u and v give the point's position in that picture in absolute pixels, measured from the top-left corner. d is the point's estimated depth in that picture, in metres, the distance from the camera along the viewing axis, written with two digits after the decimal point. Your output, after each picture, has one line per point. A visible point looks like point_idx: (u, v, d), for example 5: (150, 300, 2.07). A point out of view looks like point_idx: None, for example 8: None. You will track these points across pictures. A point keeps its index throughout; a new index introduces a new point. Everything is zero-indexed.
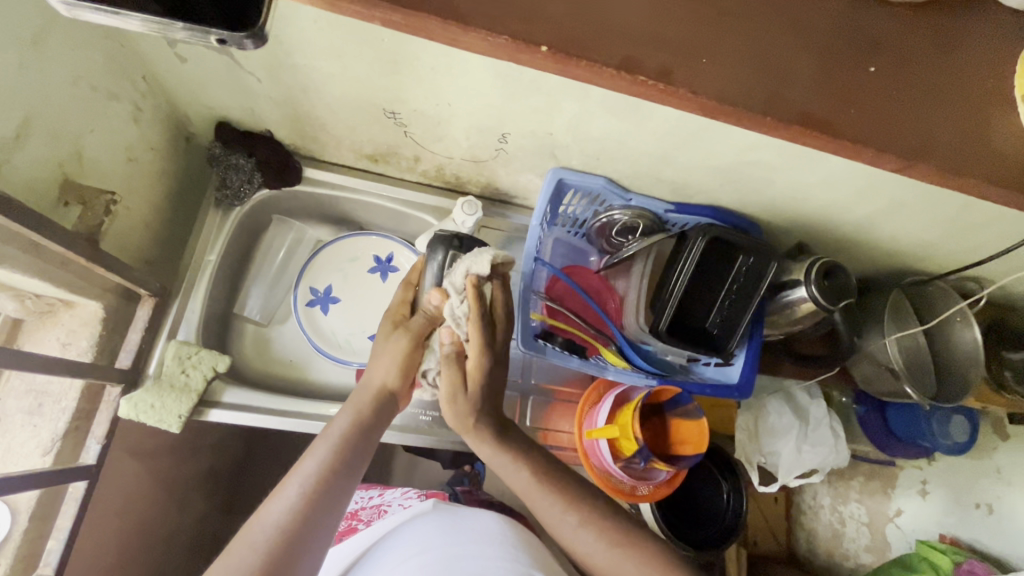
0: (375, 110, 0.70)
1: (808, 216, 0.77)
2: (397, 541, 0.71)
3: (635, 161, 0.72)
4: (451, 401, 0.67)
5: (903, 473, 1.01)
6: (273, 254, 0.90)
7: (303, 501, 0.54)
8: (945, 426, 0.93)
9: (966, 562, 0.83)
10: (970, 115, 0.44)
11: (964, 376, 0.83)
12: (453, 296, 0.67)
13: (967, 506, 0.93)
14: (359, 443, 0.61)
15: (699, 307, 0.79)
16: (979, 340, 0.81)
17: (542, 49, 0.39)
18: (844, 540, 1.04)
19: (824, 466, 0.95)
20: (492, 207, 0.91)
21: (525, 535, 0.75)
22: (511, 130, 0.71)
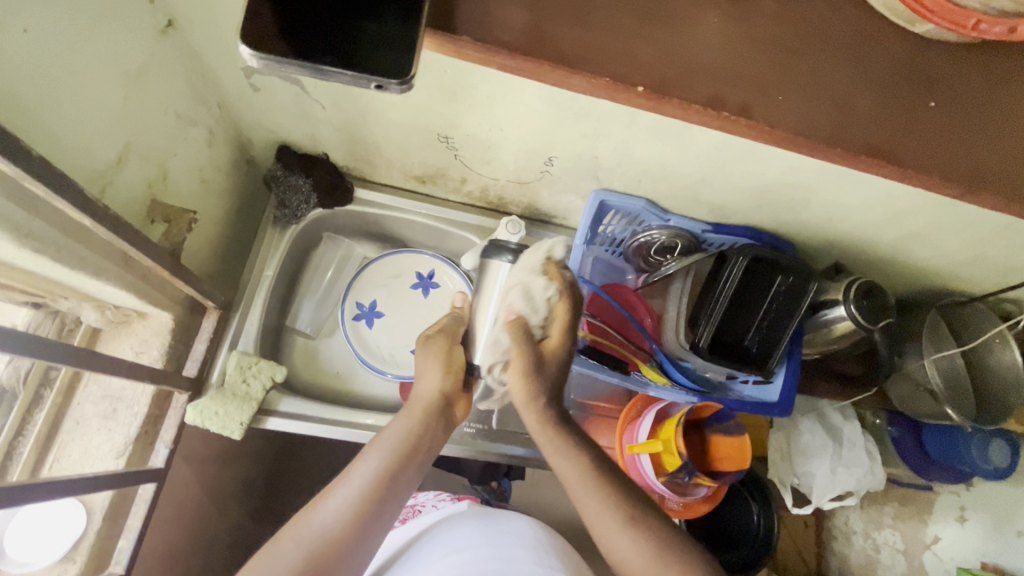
0: (428, 134, 0.74)
1: (844, 237, 0.79)
2: (432, 539, 0.72)
3: (676, 183, 0.75)
4: (523, 377, 0.67)
5: (941, 498, 1.01)
6: (322, 271, 0.94)
7: (351, 508, 0.56)
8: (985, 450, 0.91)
9: None
10: (1017, 144, 0.47)
11: (1005, 396, 0.83)
12: (533, 278, 0.68)
13: (1007, 533, 0.92)
14: (410, 455, 0.62)
15: (738, 324, 0.80)
16: (1020, 362, 0.81)
17: (638, 89, 0.43)
18: (878, 568, 1.02)
19: (860, 489, 0.93)
20: (531, 226, 0.94)
21: (558, 543, 0.73)
22: (557, 154, 0.74)
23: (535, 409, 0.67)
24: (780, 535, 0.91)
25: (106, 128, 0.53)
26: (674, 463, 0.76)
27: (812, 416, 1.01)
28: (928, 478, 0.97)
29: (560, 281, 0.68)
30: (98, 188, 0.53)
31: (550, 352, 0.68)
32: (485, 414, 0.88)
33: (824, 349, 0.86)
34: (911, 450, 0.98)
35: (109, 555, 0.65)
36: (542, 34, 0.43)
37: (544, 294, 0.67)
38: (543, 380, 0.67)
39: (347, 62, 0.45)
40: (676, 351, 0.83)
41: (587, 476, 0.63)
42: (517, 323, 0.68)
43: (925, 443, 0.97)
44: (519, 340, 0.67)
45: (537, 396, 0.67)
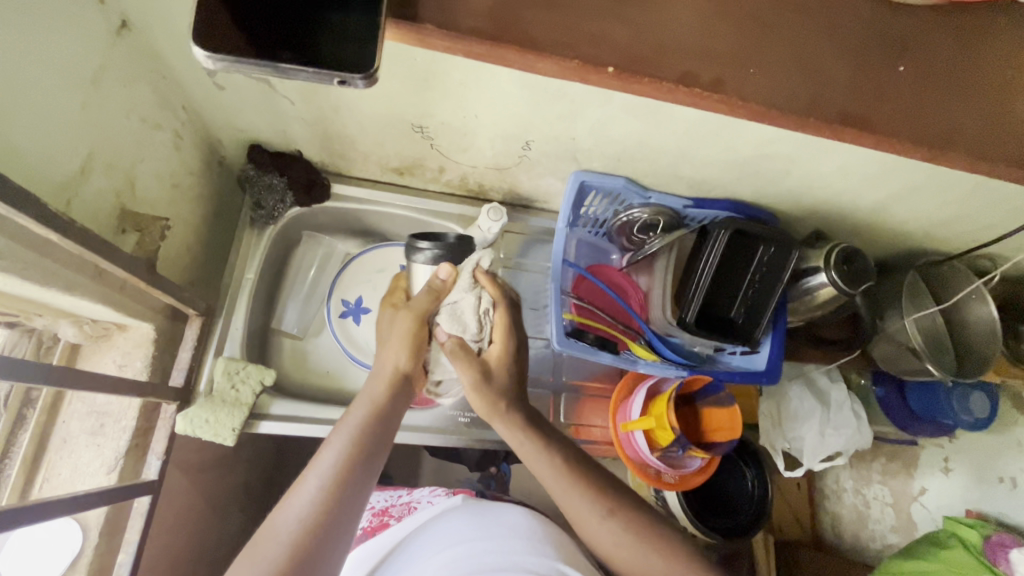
0: (403, 125, 0.73)
1: (823, 205, 0.80)
2: (428, 539, 0.70)
3: (655, 159, 0.75)
4: (475, 389, 0.69)
5: (925, 452, 1.05)
6: (305, 270, 0.93)
7: (325, 495, 0.55)
8: (965, 402, 0.96)
9: (996, 535, 0.87)
10: (987, 105, 0.48)
11: (982, 351, 0.85)
12: (468, 292, 0.71)
13: (990, 481, 0.96)
14: (376, 433, 0.62)
15: (724, 297, 0.81)
16: (995, 316, 0.84)
17: (610, 69, 0.42)
18: (869, 522, 1.09)
19: (848, 449, 0.98)
20: (513, 212, 0.94)
21: (553, 531, 0.71)
22: (535, 137, 0.74)
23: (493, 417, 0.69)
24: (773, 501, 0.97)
25: (66, 138, 0.51)
26: (667, 439, 0.77)
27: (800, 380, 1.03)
28: (912, 433, 1.02)
29: (497, 285, 0.73)
30: (64, 200, 0.52)
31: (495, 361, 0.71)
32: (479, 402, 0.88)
33: (808, 316, 0.88)
34: (897, 407, 1.01)
35: (110, 571, 0.65)
36: (514, 18, 0.42)
37: (480, 304, 0.71)
38: (497, 387, 0.70)
39: (314, 57, 0.44)
40: (663, 328, 0.84)
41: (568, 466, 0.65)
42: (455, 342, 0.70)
43: (910, 400, 1.01)
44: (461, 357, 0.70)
45: (500, 400, 0.69)
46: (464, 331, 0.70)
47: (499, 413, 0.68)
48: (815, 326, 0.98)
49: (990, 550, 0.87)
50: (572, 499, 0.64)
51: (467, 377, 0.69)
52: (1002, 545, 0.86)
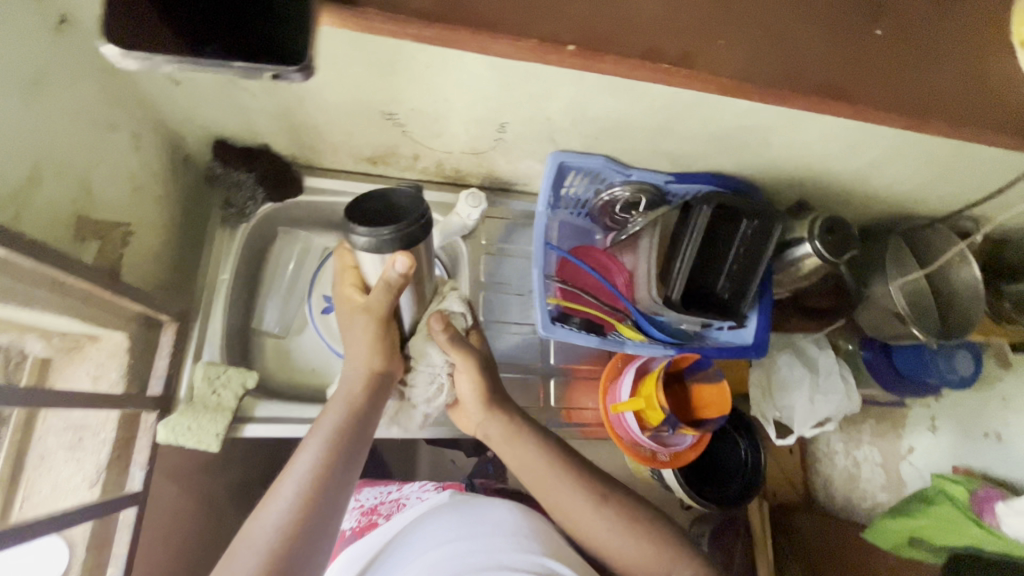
0: (372, 113, 0.71)
1: (805, 174, 0.79)
2: (414, 539, 0.67)
3: (633, 136, 0.74)
4: (478, 377, 0.71)
5: (913, 411, 1.07)
6: (283, 266, 0.91)
7: (301, 500, 0.55)
8: (951, 360, 0.96)
9: (982, 491, 0.87)
10: (952, 72, 0.51)
11: (965, 313, 0.86)
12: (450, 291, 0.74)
13: (975, 435, 0.97)
14: (353, 436, 0.61)
15: (709, 272, 0.80)
16: (979, 277, 0.84)
17: (568, 48, 0.44)
18: (860, 481, 1.13)
19: (838, 414, 0.98)
20: (494, 197, 0.92)
21: (539, 523, 0.69)
22: (509, 119, 0.71)
23: (491, 414, 0.71)
24: (766, 471, 0.97)
25: (6, 146, 0.48)
26: (657, 418, 0.78)
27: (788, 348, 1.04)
28: (897, 393, 1.03)
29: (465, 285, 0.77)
30: (11, 210, 0.49)
31: (485, 354, 0.73)
32: None
33: (793, 287, 0.88)
34: (882, 369, 1.02)
35: None
36: None
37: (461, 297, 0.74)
38: (492, 382, 0.72)
39: (254, 47, 0.41)
40: (650, 308, 0.82)
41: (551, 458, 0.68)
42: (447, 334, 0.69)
43: (896, 361, 1.01)
44: (455, 346, 0.70)
45: (491, 394, 0.71)
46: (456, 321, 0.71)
47: (496, 411, 0.71)
48: (801, 296, 0.98)
49: (977, 505, 0.86)
50: (560, 490, 0.67)
51: (470, 367, 0.71)
52: (988, 500, 0.85)
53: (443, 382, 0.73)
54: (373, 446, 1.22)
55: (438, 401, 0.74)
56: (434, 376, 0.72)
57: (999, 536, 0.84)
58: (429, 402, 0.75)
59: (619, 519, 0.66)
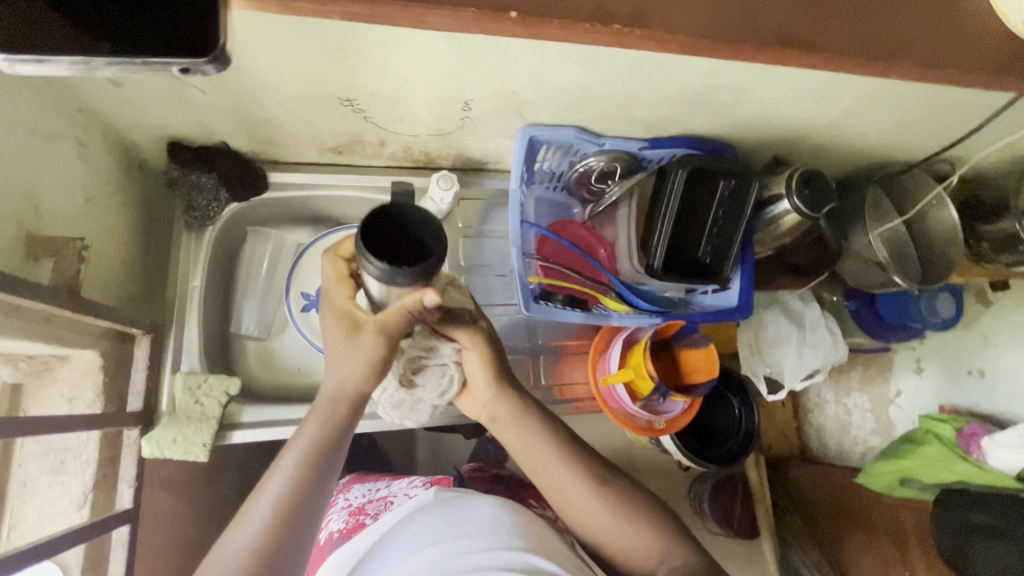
0: (330, 101, 0.68)
1: (780, 129, 0.78)
2: (401, 540, 0.69)
3: (603, 104, 0.72)
4: (485, 363, 0.70)
5: (900, 354, 1.13)
6: (257, 266, 0.88)
7: (272, 524, 0.54)
8: (931, 304, 1.01)
9: (967, 428, 0.92)
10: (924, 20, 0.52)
11: (945, 256, 0.88)
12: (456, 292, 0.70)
13: (960, 374, 1.04)
14: (330, 451, 0.59)
15: (690, 238, 0.79)
16: (957, 219, 0.84)
17: (511, 16, 0.44)
18: (851, 428, 1.18)
19: (827, 365, 1.00)
20: (466, 178, 0.89)
21: (527, 517, 0.71)
22: (473, 97, 0.69)
23: (500, 393, 0.70)
24: (762, 427, 0.99)
25: None
26: (647, 388, 0.77)
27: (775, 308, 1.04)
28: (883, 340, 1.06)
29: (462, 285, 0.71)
30: None
31: (491, 330, 0.71)
32: None
33: (775, 245, 0.88)
34: (868, 318, 1.04)
35: None
36: None
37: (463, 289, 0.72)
38: (499, 359, 0.71)
39: (168, 39, 0.39)
40: (633, 278, 0.83)
41: (552, 448, 0.68)
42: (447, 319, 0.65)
43: (881, 312, 1.03)
44: (460, 329, 0.68)
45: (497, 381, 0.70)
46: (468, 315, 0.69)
47: (505, 388, 0.71)
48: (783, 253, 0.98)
49: (962, 441, 0.92)
50: (556, 479, 0.67)
51: (478, 353, 0.70)
52: (974, 436, 0.91)
53: (454, 372, 0.71)
54: (371, 438, 1.22)
55: (450, 394, 0.72)
56: (444, 368, 0.70)
57: (984, 468, 0.87)
58: (440, 397, 0.72)
59: (614, 503, 0.66)
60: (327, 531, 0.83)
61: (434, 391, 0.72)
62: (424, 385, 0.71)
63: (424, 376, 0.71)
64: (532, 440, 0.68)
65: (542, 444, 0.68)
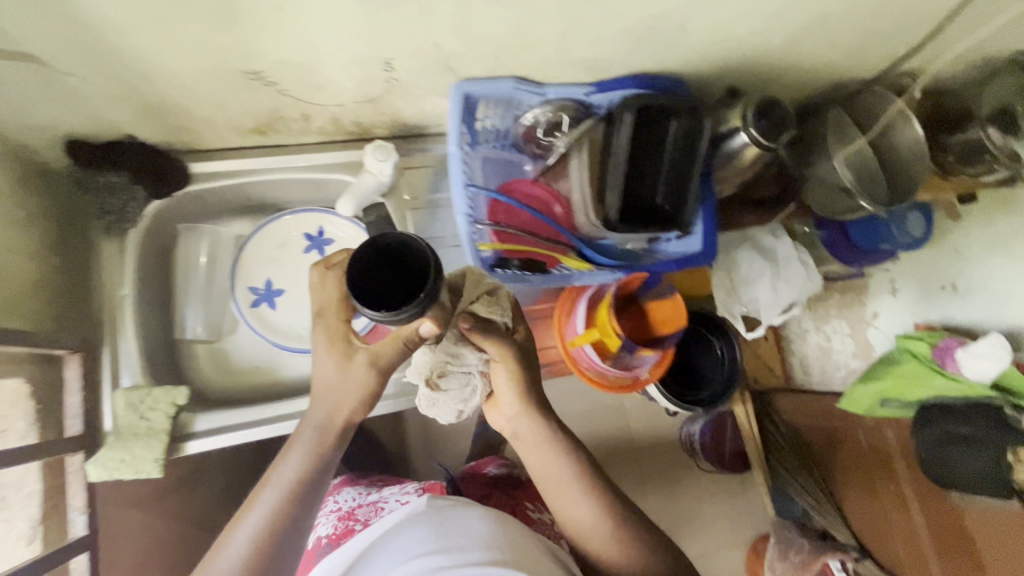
0: (234, 76, 0.61)
1: (734, 52, 0.73)
2: (390, 553, 0.66)
3: (539, 47, 0.66)
4: (515, 387, 0.68)
5: (874, 279, 1.19)
6: (195, 264, 0.83)
7: (249, 558, 0.56)
8: (903, 224, 1.03)
9: (944, 340, 0.95)
10: None
11: (912, 175, 0.85)
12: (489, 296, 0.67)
13: (937, 290, 1.07)
14: (310, 487, 0.60)
15: (647, 183, 0.75)
16: (922, 135, 0.81)
17: None
18: (833, 354, 1.26)
19: (802, 298, 1.00)
20: (407, 146, 0.83)
21: (514, 530, 0.69)
22: (394, 55, 0.62)
23: (528, 411, 0.69)
24: (745, 368, 1.04)
25: None
26: (616, 344, 0.77)
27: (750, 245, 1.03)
28: (856, 263, 1.10)
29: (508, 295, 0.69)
30: None
31: (522, 345, 0.68)
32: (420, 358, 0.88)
33: (739, 180, 0.84)
34: (839, 244, 1.08)
35: None
36: None
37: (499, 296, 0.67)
38: (528, 376, 0.69)
39: None
40: (592, 232, 0.79)
41: (577, 474, 0.68)
42: (477, 330, 0.64)
43: (851, 235, 1.07)
44: (487, 340, 0.65)
45: (531, 400, 0.69)
46: (498, 319, 0.66)
47: (533, 407, 0.69)
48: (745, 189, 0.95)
49: (944, 351, 0.95)
50: (573, 500, 0.68)
51: (509, 367, 0.67)
52: (951, 347, 0.93)
53: (477, 382, 0.69)
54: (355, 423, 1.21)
55: (472, 402, 0.70)
56: (468, 376, 0.68)
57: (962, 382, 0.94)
58: (463, 402, 0.71)
59: (616, 526, 0.67)
60: (315, 537, 0.84)
61: (458, 394, 0.70)
62: (449, 389, 0.69)
63: (449, 381, 0.68)
64: (554, 462, 0.68)
65: (567, 468, 0.68)
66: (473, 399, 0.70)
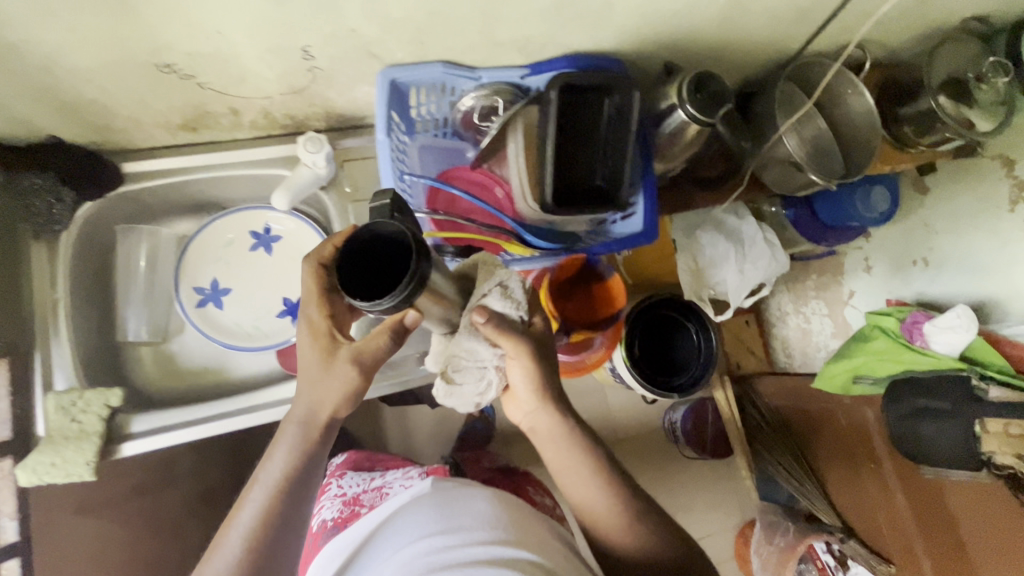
0: (146, 70, 0.60)
1: (669, 26, 0.72)
2: (394, 536, 0.67)
3: (462, 30, 0.65)
4: (530, 383, 0.63)
5: (849, 258, 1.25)
6: (134, 264, 0.82)
7: (239, 559, 0.53)
8: (869, 201, 1.02)
9: (911, 317, 1.01)
10: None
11: (867, 144, 0.89)
12: (508, 287, 0.63)
13: (908, 266, 1.13)
14: (301, 480, 0.58)
15: (583, 165, 0.73)
16: (873, 104, 0.86)
17: None
18: (813, 335, 1.31)
19: (769, 276, 1.05)
20: (345, 138, 0.82)
21: (518, 508, 0.71)
22: (310, 42, 0.61)
23: (545, 408, 0.65)
24: (717, 358, 1.09)
25: None
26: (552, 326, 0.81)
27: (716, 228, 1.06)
28: (826, 242, 1.09)
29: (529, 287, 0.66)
30: None
31: (540, 339, 0.64)
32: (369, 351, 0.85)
33: (682, 157, 0.83)
34: (807, 223, 1.07)
35: None
36: None
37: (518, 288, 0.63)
38: (547, 372, 0.64)
39: None
40: (533, 217, 0.78)
41: (593, 466, 0.65)
42: (495, 325, 0.60)
43: (818, 213, 1.06)
44: (502, 334, 0.60)
45: (547, 392, 0.65)
46: (515, 312, 0.60)
47: (551, 404, 0.65)
48: (692, 170, 0.92)
49: (908, 329, 1.01)
50: (586, 489, 0.64)
51: (523, 362, 0.62)
52: (916, 324, 1.00)
53: (493, 377, 0.65)
54: None
55: (488, 395, 0.66)
56: (484, 371, 0.64)
57: (933, 355, 0.96)
58: (479, 397, 0.66)
59: (631, 515, 0.63)
60: (320, 521, 0.83)
61: (475, 389, 0.65)
62: (467, 383, 0.64)
63: (465, 375, 0.64)
64: (568, 453, 0.65)
65: (583, 459, 0.65)
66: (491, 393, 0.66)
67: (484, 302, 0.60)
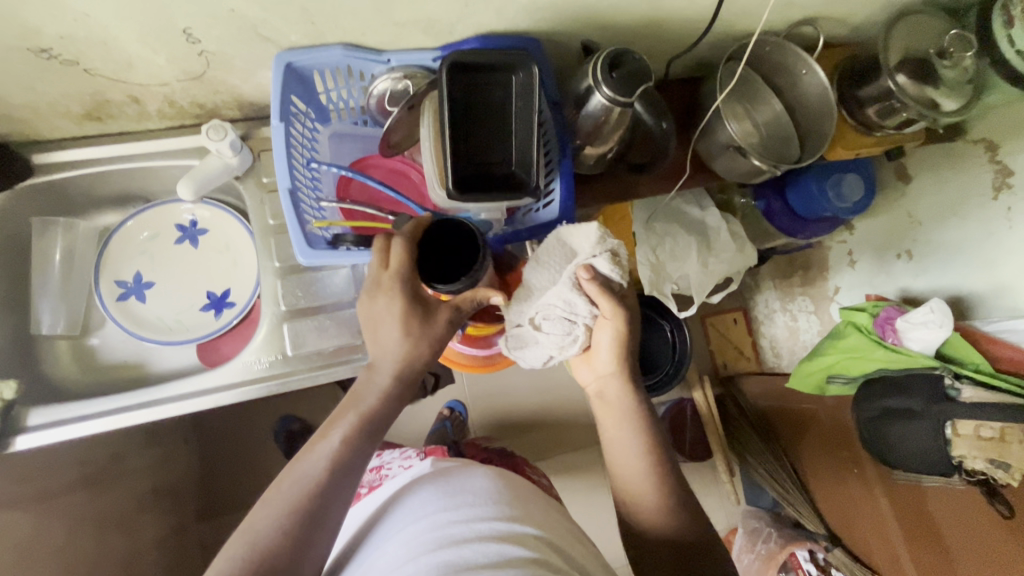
0: (21, 55, 0.59)
1: (586, 4, 0.68)
2: (394, 515, 0.63)
3: (356, 11, 0.62)
4: (614, 349, 0.64)
5: (833, 252, 1.18)
6: (50, 259, 0.81)
7: (316, 484, 0.53)
8: (840, 189, 0.95)
9: (883, 313, 0.92)
10: None
11: (821, 128, 0.83)
12: (613, 252, 0.62)
13: (891, 260, 1.06)
14: (381, 424, 0.59)
15: (492, 147, 0.69)
16: (826, 83, 0.80)
17: None
18: (800, 333, 1.24)
19: (733, 270, 1.01)
20: (264, 127, 0.81)
21: (520, 485, 0.68)
22: (188, 23, 0.59)
23: (621, 373, 0.64)
24: (692, 351, 1.09)
25: None
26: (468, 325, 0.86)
27: (677, 220, 1.02)
28: (803, 235, 1.03)
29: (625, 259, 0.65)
30: None
31: (633, 307, 0.64)
32: (276, 340, 0.76)
33: (610, 144, 0.77)
34: (781, 215, 1.01)
35: None
36: None
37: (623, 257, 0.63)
38: (632, 340, 0.64)
39: None
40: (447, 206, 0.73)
41: (637, 436, 0.62)
42: (596, 283, 0.62)
43: (791, 205, 1.00)
44: (602, 293, 0.61)
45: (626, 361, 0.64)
46: (616, 275, 0.61)
47: (627, 370, 0.64)
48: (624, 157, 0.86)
49: (879, 326, 0.92)
50: (631, 459, 0.62)
51: (614, 323, 0.62)
52: (889, 321, 0.91)
53: (579, 333, 0.65)
54: (282, 416, 1.20)
55: (568, 352, 0.67)
56: (573, 326, 0.65)
57: (903, 352, 0.87)
58: (558, 350, 0.68)
59: (668, 491, 0.60)
60: None
61: (558, 340, 0.67)
62: (551, 333, 0.67)
63: (550, 324, 0.67)
64: (620, 422, 0.63)
65: (639, 430, 0.62)
66: (573, 351, 0.67)
67: (589, 260, 0.63)
